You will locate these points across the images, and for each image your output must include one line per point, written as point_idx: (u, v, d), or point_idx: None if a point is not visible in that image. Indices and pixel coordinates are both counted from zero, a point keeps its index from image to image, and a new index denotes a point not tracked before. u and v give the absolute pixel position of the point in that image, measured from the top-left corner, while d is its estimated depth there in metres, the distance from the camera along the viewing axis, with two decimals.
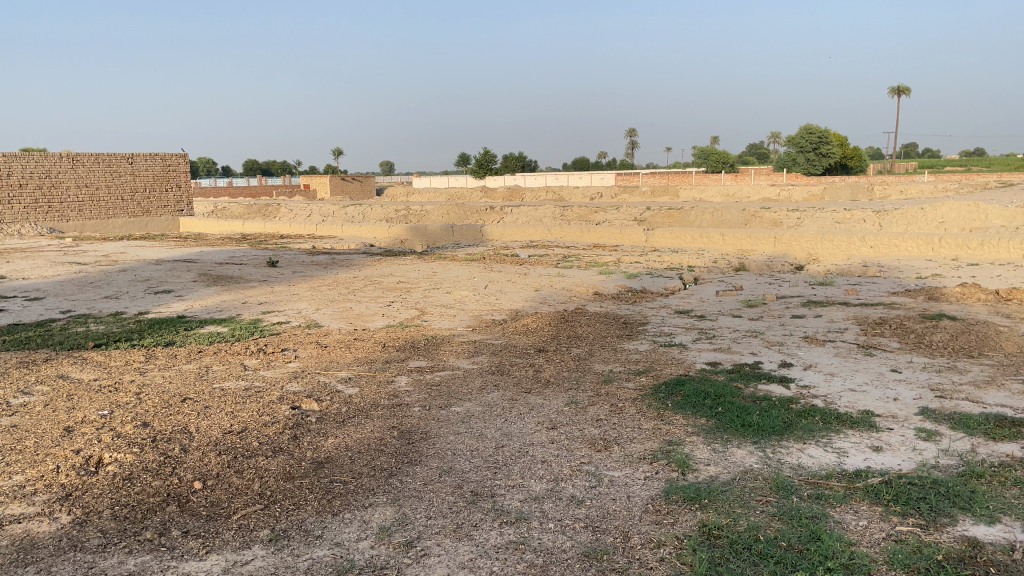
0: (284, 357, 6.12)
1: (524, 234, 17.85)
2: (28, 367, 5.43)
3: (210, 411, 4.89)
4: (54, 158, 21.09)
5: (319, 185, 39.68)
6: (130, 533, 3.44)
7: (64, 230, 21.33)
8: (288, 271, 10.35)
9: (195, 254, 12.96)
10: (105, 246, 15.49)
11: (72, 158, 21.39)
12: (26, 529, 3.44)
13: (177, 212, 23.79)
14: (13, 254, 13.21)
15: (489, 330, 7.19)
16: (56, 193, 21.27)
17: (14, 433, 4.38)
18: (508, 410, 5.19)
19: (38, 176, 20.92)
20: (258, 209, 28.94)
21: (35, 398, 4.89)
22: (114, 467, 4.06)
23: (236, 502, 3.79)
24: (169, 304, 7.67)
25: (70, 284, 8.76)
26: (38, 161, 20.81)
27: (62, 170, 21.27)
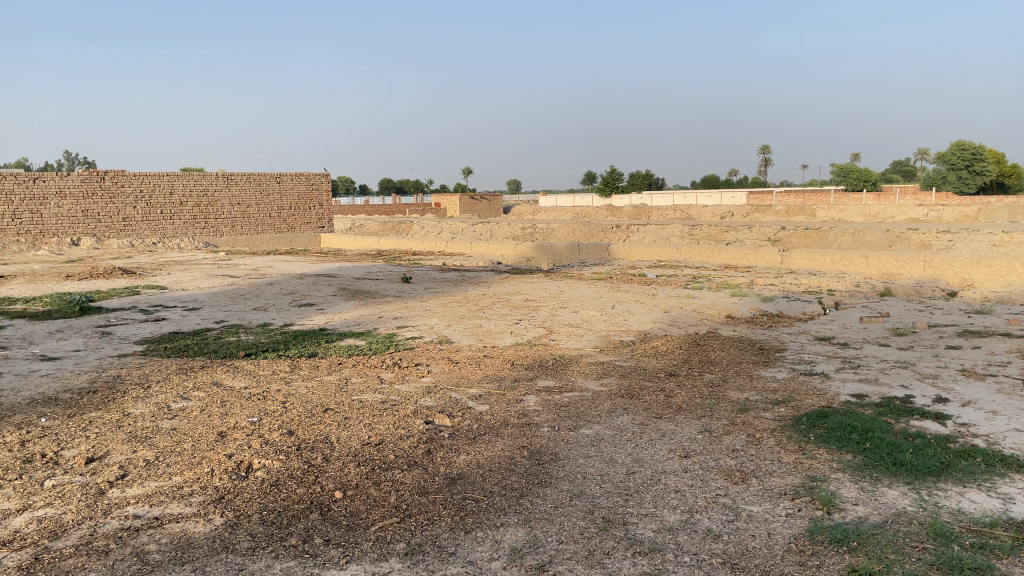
0: (418, 372, 6.27)
1: (652, 254, 17.57)
2: (187, 374, 5.81)
3: (349, 422, 5.06)
4: (211, 178, 22.71)
5: (449, 204, 40.82)
6: (276, 538, 3.61)
7: (218, 245, 22.89)
8: (420, 287, 10.63)
9: (335, 269, 13.55)
10: (252, 260, 16.43)
11: (226, 177, 22.92)
12: (184, 528, 3.67)
13: (319, 229, 25.00)
14: (174, 267, 14.26)
15: (618, 351, 7.09)
16: (212, 210, 22.87)
17: (175, 436, 4.68)
18: (639, 436, 5.08)
19: (196, 194, 22.56)
20: (392, 226, 30.05)
21: (191, 403, 5.22)
22: (262, 472, 4.27)
23: (374, 513, 3.89)
24: (312, 317, 8.05)
25: (224, 295, 9.35)
26: (197, 181, 22.47)
27: (218, 189, 22.85)
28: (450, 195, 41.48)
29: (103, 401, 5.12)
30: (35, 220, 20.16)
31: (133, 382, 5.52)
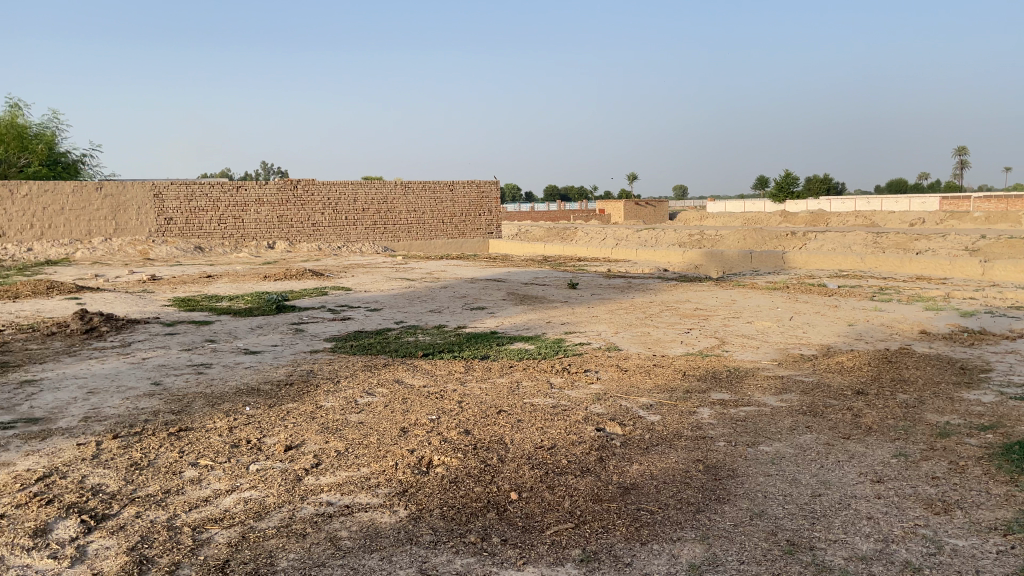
0: (587, 378, 6.27)
1: (832, 263, 16.59)
2: (371, 370, 6.15)
3: (522, 425, 5.14)
4: (390, 186, 23.97)
5: (614, 210, 40.69)
6: (456, 534, 3.71)
7: (395, 249, 24.10)
8: (587, 293, 10.65)
9: (504, 274, 13.87)
10: (427, 264, 17.18)
11: (403, 185, 24.10)
12: (372, 518, 3.87)
13: (488, 235, 25.57)
14: (356, 269, 15.17)
15: (798, 366, 6.72)
16: (390, 216, 24.11)
17: (362, 429, 4.95)
18: (824, 456, 4.78)
19: (376, 201, 23.89)
20: (557, 232, 30.36)
21: (376, 399, 5.51)
22: (441, 469, 4.42)
23: (549, 517, 3.91)
24: (483, 320, 8.28)
25: (402, 297, 9.83)
26: (378, 189, 23.79)
27: (396, 196, 24.07)
28: (615, 201, 41.31)
29: (298, 393, 5.51)
30: (237, 225, 22.17)
31: (324, 376, 5.91)
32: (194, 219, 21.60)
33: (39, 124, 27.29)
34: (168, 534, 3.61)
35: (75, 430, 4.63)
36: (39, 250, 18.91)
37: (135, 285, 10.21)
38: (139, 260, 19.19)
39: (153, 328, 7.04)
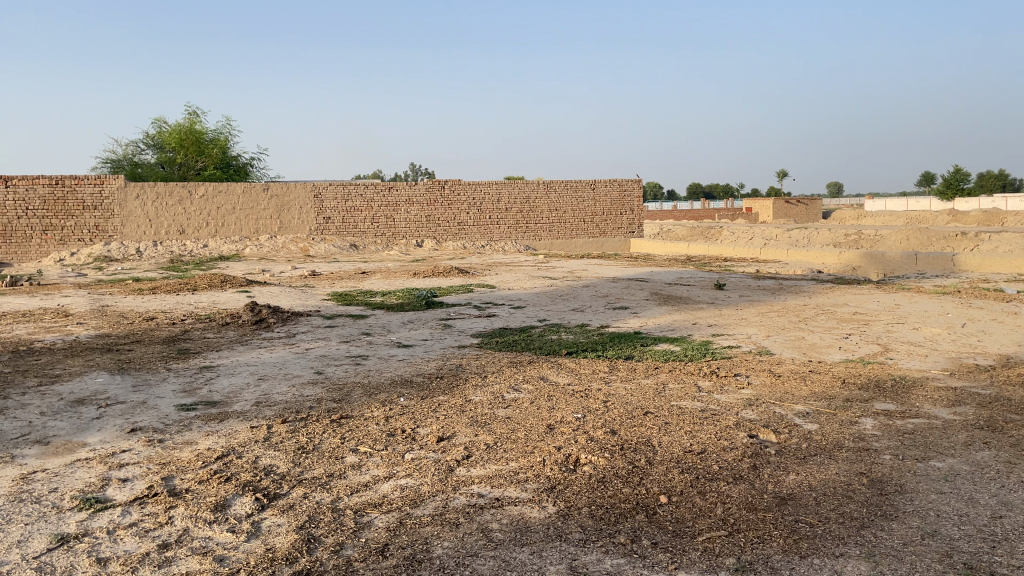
0: (737, 382, 6.06)
1: (1012, 266, 15.15)
2: (517, 367, 6.23)
3: (670, 428, 5.04)
4: (533, 186, 24.17)
5: (762, 209, 39.13)
6: (606, 534, 3.69)
7: (536, 249, 24.28)
8: (735, 295, 10.30)
9: (648, 274, 13.65)
10: (569, 263, 17.19)
11: (545, 185, 24.23)
12: (522, 512, 3.91)
13: (630, 234, 25.26)
14: (500, 268, 15.41)
15: (973, 377, 6.19)
16: (533, 216, 24.30)
17: (510, 424, 5.02)
18: (1006, 475, 4.38)
19: (519, 201, 24.15)
20: (701, 232, 29.57)
21: (522, 395, 5.57)
22: (589, 468, 4.42)
23: (700, 523, 3.81)
24: (627, 320, 8.20)
25: (545, 296, 9.90)
26: (521, 188, 24.05)
27: (539, 196, 24.23)
28: (764, 199, 39.68)
29: (448, 386, 5.67)
30: (388, 224, 23.06)
31: (472, 371, 6.05)
32: (349, 218, 22.62)
33: (214, 130, 29.51)
34: (332, 515, 3.81)
35: (249, 414, 4.98)
36: (214, 247, 20.44)
37: (297, 280, 10.85)
38: (300, 257, 20.36)
39: (314, 320, 7.46)
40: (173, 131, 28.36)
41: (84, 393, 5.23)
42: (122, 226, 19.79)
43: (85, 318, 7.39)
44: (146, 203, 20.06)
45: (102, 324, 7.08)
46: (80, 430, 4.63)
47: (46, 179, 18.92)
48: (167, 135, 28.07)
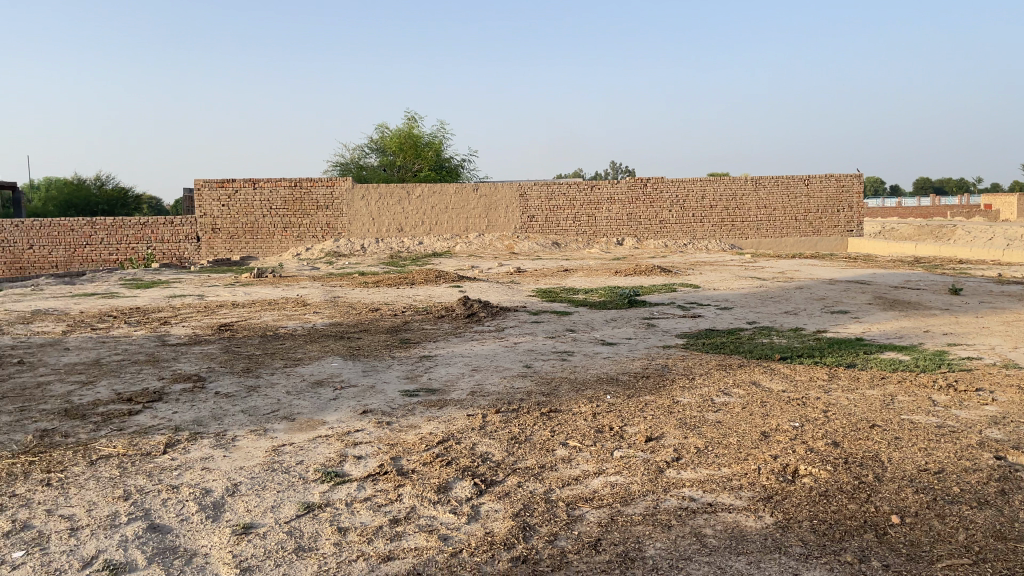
0: (980, 398, 5.46)
1: None
2: (727, 370, 6.04)
3: (900, 443, 4.65)
4: (740, 182, 23.25)
5: (1005, 205, 35.06)
6: (830, 550, 3.48)
7: (743, 247, 23.34)
8: (974, 301, 9.30)
9: (869, 276, 12.69)
10: (782, 264, 16.34)
11: (754, 181, 23.23)
12: (737, 520, 3.78)
13: (847, 232, 23.59)
14: (705, 267, 15.01)
15: None
16: (740, 213, 23.38)
17: (721, 429, 4.88)
18: None
19: (726, 198, 23.31)
20: (930, 231, 27.00)
21: (733, 399, 5.40)
22: (809, 480, 4.19)
23: (939, 548, 3.48)
24: (847, 326, 7.67)
25: (754, 297, 9.52)
26: (727, 185, 23.22)
27: (746, 192, 23.27)
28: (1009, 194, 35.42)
29: (656, 387, 5.62)
30: (590, 222, 23.15)
31: (680, 372, 5.95)
32: (553, 217, 22.96)
33: (431, 134, 31.38)
34: (545, 506, 3.91)
35: (465, 403, 5.25)
36: (428, 244, 21.59)
37: (505, 276, 11.24)
38: (505, 255, 21.05)
39: (521, 315, 7.70)
40: (394, 135, 30.71)
41: (322, 375, 5.78)
42: (349, 223, 21.48)
43: (320, 307, 8.14)
44: (370, 202, 21.62)
45: (334, 313, 7.77)
46: (320, 409, 5.12)
47: (287, 181, 21.02)
48: (389, 140, 30.51)
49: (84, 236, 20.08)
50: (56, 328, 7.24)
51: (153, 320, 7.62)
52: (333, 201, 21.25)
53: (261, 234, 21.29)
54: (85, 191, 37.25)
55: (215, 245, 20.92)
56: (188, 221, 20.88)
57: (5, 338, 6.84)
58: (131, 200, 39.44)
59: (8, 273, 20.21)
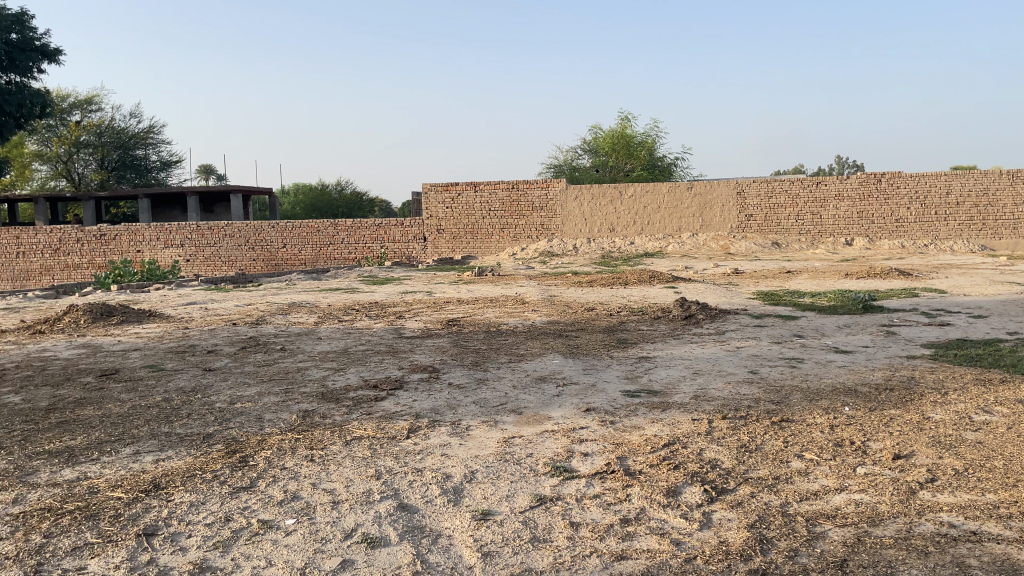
0: None
1: None
2: (986, 386, 5.42)
3: None
4: (993, 176, 20.80)
5: None
6: None
7: (996, 248, 20.85)
8: None
9: None
10: None
11: (1011, 174, 20.69)
12: (1009, 552, 3.37)
13: None
14: (952, 270, 13.62)
15: None
16: (993, 210, 20.92)
17: (983, 451, 4.39)
18: None
19: (975, 193, 20.95)
20: None
21: (996, 418, 4.83)
22: None
23: None
24: None
25: (1015, 305, 8.47)
26: (977, 179, 20.87)
27: (1000, 187, 20.79)
28: None
29: (901, 401, 5.17)
30: (814, 221, 21.53)
31: (928, 386, 5.43)
32: (773, 215, 21.57)
33: (644, 133, 31.52)
34: (782, 519, 3.73)
35: (689, 406, 5.15)
36: (639, 244, 21.11)
37: (723, 277, 10.93)
38: (721, 256, 19.93)
39: (743, 319, 7.43)
40: (607, 136, 31.40)
41: (545, 371, 5.94)
42: (562, 224, 21.70)
43: (539, 305, 8.39)
44: (582, 202, 21.69)
45: (552, 312, 7.96)
46: (545, 405, 5.27)
47: (505, 184, 21.56)
48: (602, 140, 31.20)
49: (329, 236, 21.59)
50: (308, 319, 8.07)
51: (389, 314, 8.25)
52: (547, 202, 21.57)
53: (480, 234, 22.08)
54: (328, 195, 41.28)
55: (439, 245, 21.90)
56: (415, 222, 21.98)
57: (269, 327, 7.73)
58: (365, 203, 43.02)
59: (261, 270, 21.79)
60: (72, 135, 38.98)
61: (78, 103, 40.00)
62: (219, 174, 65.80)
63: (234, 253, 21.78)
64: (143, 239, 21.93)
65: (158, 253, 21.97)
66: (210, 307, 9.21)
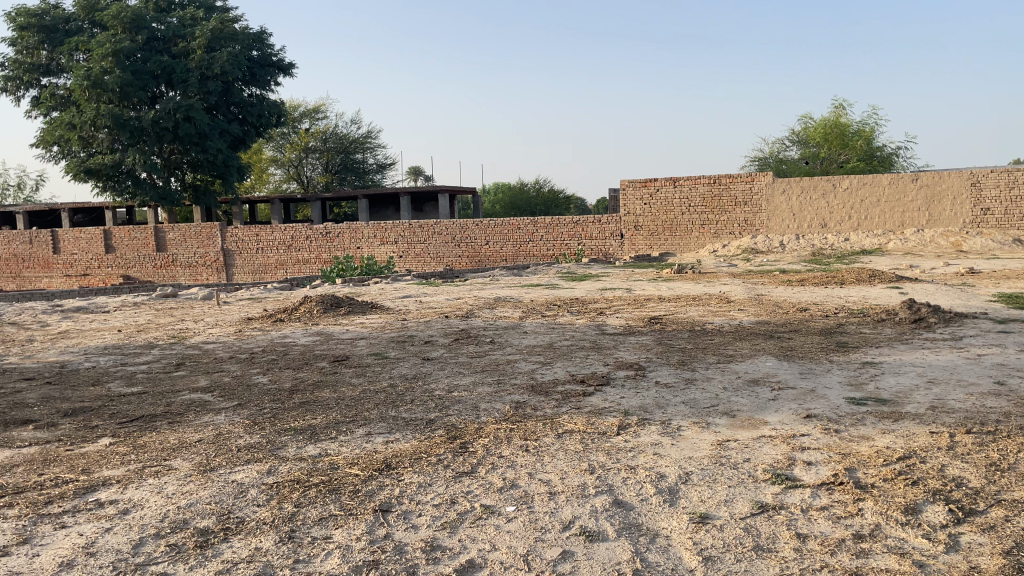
0: None
1: None
2: None
3: None
4: None
5: None
6: None
7: None
8: None
9: None
10: None
11: None
12: None
13: None
14: None
15: None
16: None
17: None
18: None
19: None
20: None
21: None
22: None
23: None
24: None
25: None
26: None
27: None
28: None
29: None
30: None
31: None
32: (1017, 209, 18.04)
33: (861, 122, 29.31)
34: None
35: (925, 418, 4.73)
36: (855, 241, 18.32)
37: (953, 277, 9.93)
38: (952, 254, 16.90)
39: (983, 324, 6.69)
40: (819, 126, 29.56)
41: (758, 373, 5.72)
42: (768, 220, 19.58)
43: (745, 304, 8.08)
44: (791, 196, 19.40)
45: (760, 311, 7.63)
46: (759, 409, 5.05)
47: (706, 178, 19.99)
48: (813, 130, 29.57)
49: (528, 233, 21.70)
50: (514, 314, 8.32)
51: (591, 310, 8.30)
52: (752, 196, 19.60)
53: (678, 231, 20.65)
54: (526, 194, 42.53)
55: (636, 242, 20.86)
56: (613, 219, 21.15)
57: (477, 320, 8.07)
58: (562, 200, 43.63)
59: (467, 266, 22.55)
60: (303, 141, 43.29)
61: (307, 113, 44.04)
62: (426, 174, 69.42)
63: (441, 249, 22.70)
64: (362, 237, 23.55)
65: (375, 249, 23.48)
66: (423, 300, 9.77)
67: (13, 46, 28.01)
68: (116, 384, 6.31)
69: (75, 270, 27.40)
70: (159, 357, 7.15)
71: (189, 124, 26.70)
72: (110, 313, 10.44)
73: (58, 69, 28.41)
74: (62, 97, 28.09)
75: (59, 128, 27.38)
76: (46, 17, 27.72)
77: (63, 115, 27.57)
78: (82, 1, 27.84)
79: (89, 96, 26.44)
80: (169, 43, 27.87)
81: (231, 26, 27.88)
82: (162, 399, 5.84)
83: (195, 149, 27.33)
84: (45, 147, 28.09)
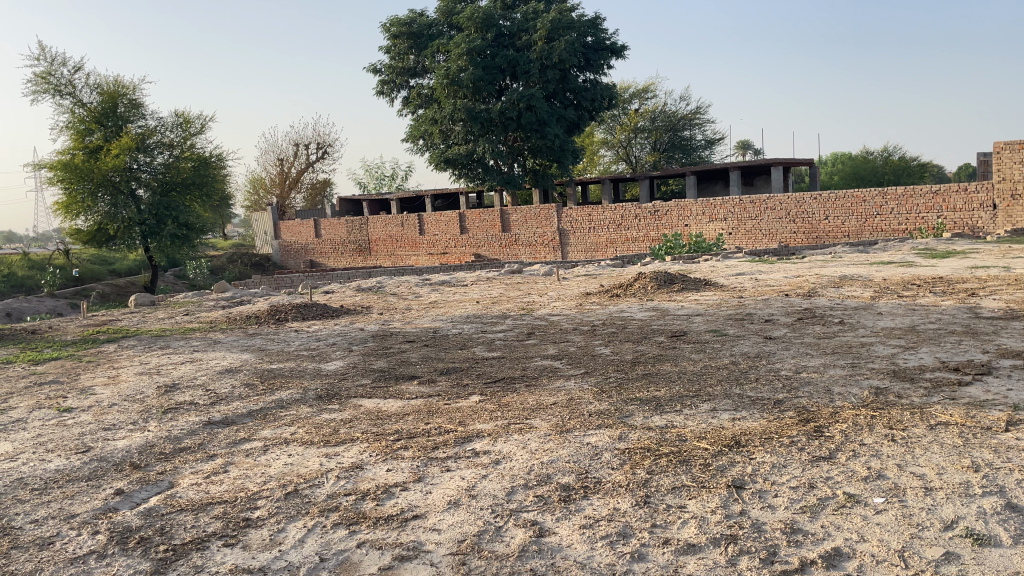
0: None
1: None
2: None
3: None
4: None
5: None
6: None
7: None
8: None
9: None
10: None
11: None
12: None
13: None
14: None
15: None
16: None
17: None
18: None
19: None
20: None
21: None
22: None
23: None
24: None
25: None
26: None
27: None
28: None
29: None
30: None
31: None
32: None
33: None
34: None
35: None
36: None
37: None
38: None
39: None
40: None
41: None
42: None
43: None
44: None
45: None
46: None
47: None
48: None
49: (876, 206, 19.73)
50: (864, 293, 7.67)
51: (958, 291, 7.34)
52: None
53: None
54: (873, 163, 38.83)
55: (1014, 213, 17.56)
56: (984, 186, 18.14)
57: (822, 299, 7.59)
58: (915, 168, 39.18)
59: (802, 242, 21.24)
60: (632, 122, 44.29)
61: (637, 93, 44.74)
62: (756, 150, 66.73)
63: (775, 226, 21.71)
64: (691, 214, 23.39)
65: (703, 227, 23.17)
66: (760, 278, 9.44)
67: (390, 53, 32.43)
68: (480, 349, 7.08)
69: (436, 249, 31.24)
70: (512, 327, 7.84)
71: (530, 113, 28.76)
72: (468, 286, 11.70)
73: (424, 71, 32.18)
74: (425, 95, 31.85)
75: (424, 124, 31.17)
76: (414, 25, 31.57)
77: (425, 112, 31.31)
78: (443, 7, 31.20)
79: (448, 93, 29.75)
80: (514, 37, 30.03)
81: (568, 16, 29.16)
82: (519, 364, 6.42)
83: (535, 136, 29.31)
84: (412, 141, 32.18)
